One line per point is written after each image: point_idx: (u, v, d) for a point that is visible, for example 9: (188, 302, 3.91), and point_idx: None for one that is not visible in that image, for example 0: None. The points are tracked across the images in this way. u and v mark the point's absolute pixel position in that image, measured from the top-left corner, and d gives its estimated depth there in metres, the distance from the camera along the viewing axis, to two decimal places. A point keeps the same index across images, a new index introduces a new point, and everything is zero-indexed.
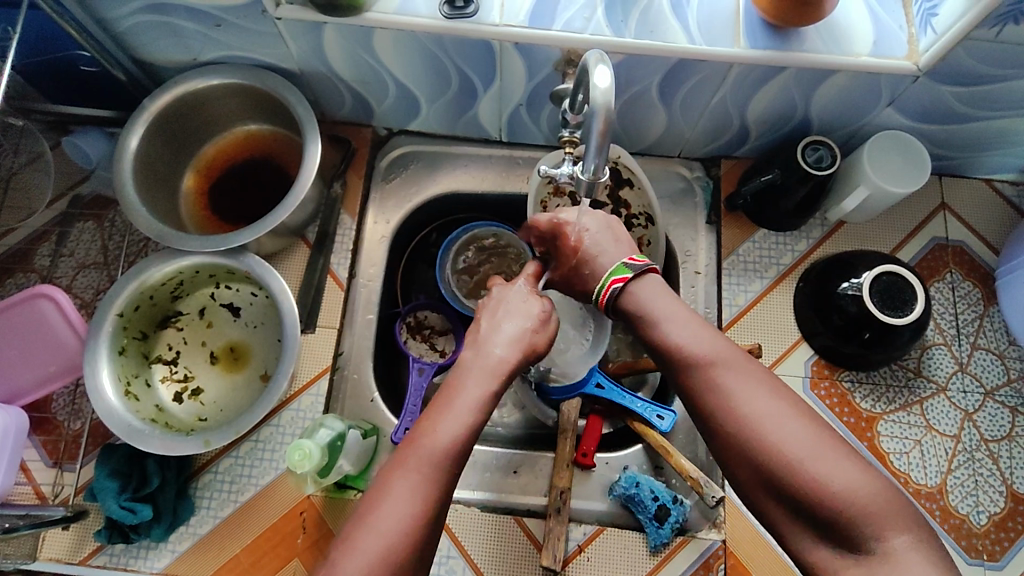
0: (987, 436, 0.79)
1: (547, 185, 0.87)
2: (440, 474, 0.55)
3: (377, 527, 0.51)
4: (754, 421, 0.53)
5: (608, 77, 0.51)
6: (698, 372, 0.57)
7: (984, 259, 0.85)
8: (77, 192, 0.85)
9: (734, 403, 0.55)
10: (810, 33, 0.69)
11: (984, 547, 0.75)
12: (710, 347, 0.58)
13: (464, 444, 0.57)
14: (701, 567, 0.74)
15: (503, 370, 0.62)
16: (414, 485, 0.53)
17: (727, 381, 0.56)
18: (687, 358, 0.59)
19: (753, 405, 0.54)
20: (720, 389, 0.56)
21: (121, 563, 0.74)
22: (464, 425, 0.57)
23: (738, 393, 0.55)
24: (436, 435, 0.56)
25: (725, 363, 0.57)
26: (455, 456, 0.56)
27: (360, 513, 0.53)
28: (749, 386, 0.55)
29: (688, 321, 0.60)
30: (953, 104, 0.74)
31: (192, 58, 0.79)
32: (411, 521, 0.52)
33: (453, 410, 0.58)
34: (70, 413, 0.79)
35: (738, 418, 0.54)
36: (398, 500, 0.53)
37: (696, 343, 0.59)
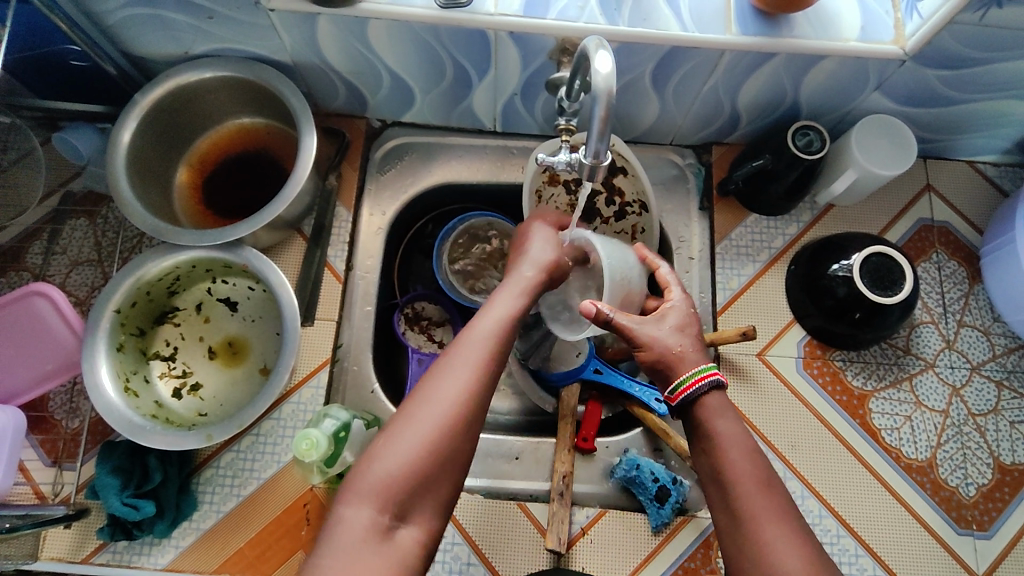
0: (974, 410, 0.81)
1: (542, 175, 0.88)
2: (494, 358, 0.56)
3: (431, 401, 0.53)
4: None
5: (609, 62, 0.52)
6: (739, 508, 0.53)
7: (968, 239, 0.87)
8: (68, 189, 0.84)
9: (767, 548, 0.50)
10: (799, 19, 0.71)
11: (973, 518, 0.77)
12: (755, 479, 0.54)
13: (506, 330, 0.59)
14: (702, 546, 0.75)
15: (529, 286, 0.65)
16: (467, 361, 0.55)
17: (768, 534, 0.51)
18: (730, 495, 0.54)
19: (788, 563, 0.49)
20: (759, 535, 0.51)
21: (124, 560, 0.74)
22: (507, 313, 0.60)
23: (778, 546, 0.50)
24: (482, 322, 0.59)
25: (764, 504, 0.52)
26: (503, 342, 0.58)
27: (418, 387, 0.54)
28: (786, 540, 0.50)
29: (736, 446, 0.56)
30: (938, 87, 0.76)
31: (183, 51, 0.78)
32: (461, 395, 0.53)
33: (503, 302, 0.62)
34: (67, 412, 0.78)
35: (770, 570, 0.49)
36: (454, 370, 0.54)
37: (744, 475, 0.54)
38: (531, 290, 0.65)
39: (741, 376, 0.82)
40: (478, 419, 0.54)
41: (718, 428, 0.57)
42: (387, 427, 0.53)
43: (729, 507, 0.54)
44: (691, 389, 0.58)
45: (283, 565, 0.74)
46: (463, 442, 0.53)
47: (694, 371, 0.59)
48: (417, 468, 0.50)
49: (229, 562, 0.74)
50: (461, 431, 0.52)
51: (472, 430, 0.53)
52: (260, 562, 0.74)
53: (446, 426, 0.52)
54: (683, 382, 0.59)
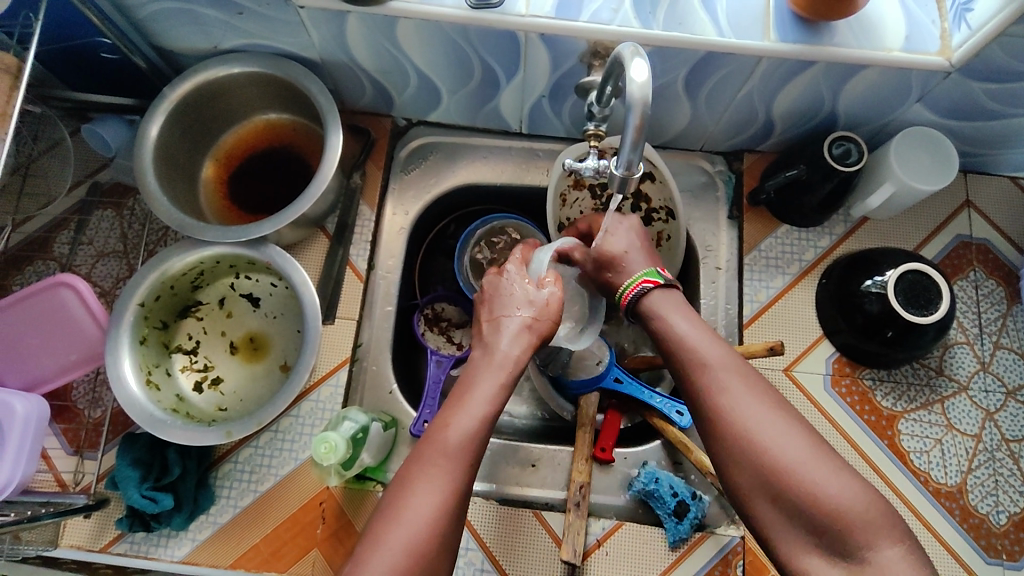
0: (1008, 436, 0.78)
1: (567, 179, 0.87)
2: (465, 473, 0.56)
3: (405, 521, 0.52)
4: (732, 407, 0.56)
5: (646, 71, 0.50)
6: (703, 381, 0.58)
7: (1008, 258, 0.84)
8: (95, 179, 0.85)
9: (733, 404, 0.56)
10: (841, 27, 0.68)
11: (1002, 547, 0.75)
12: (716, 355, 0.59)
13: (480, 438, 0.58)
14: (720, 563, 0.74)
15: (511, 371, 0.63)
16: (440, 476, 0.55)
17: (730, 386, 0.57)
18: (692, 364, 0.60)
19: (750, 416, 0.54)
20: (721, 396, 0.57)
21: (142, 551, 0.74)
22: (483, 415, 0.59)
23: (739, 401, 0.56)
24: (453, 428, 0.58)
25: (723, 369, 0.58)
26: (474, 452, 0.57)
27: (391, 506, 0.54)
28: (745, 395, 0.56)
29: (697, 334, 0.62)
30: (984, 101, 0.73)
31: (213, 46, 0.78)
32: (434, 517, 0.53)
33: (481, 403, 0.60)
34: (89, 402, 0.79)
35: (735, 425, 0.55)
36: (427, 490, 0.54)
37: (705, 346, 0.60)
38: (510, 381, 0.63)
39: None
40: (450, 542, 0.54)
41: (669, 314, 0.65)
42: (367, 540, 0.52)
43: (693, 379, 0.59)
44: (634, 292, 0.68)
45: (298, 563, 0.74)
46: (439, 562, 0.53)
47: (635, 278, 0.69)
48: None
49: (244, 557, 0.74)
50: (437, 547, 0.52)
51: (446, 549, 0.53)
52: (275, 559, 0.74)
53: (418, 551, 0.51)
54: (633, 283, 0.69)
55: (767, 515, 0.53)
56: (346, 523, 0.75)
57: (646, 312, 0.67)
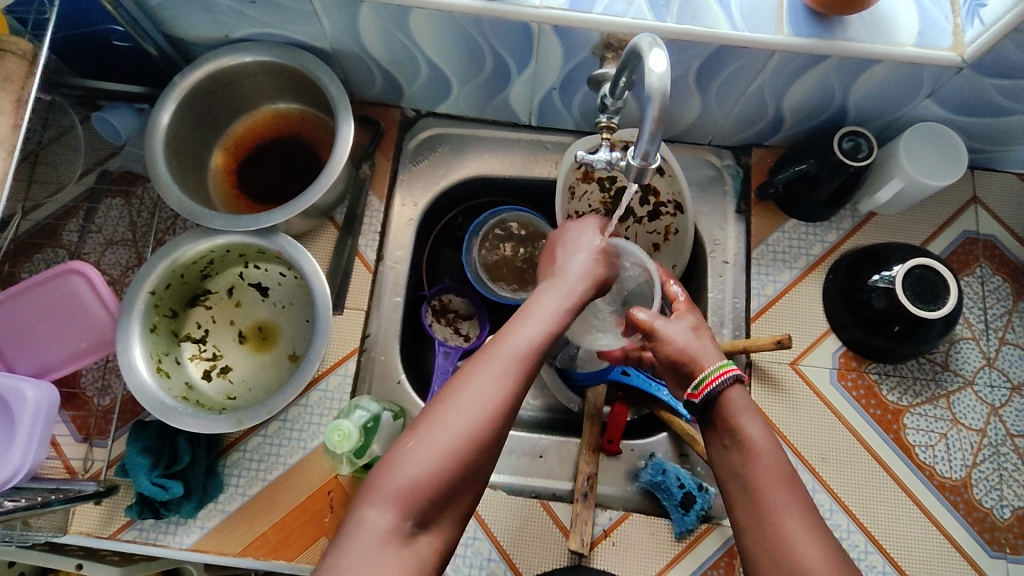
0: (1012, 431, 0.79)
1: (576, 171, 0.87)
2: (527, 364, 0.54)
3: (462, 402, 0.51)
4: (785, 535, 0.50)
5: (664, 61, 0.50)
6: (765, 499, 0.52)
7: (1014, 254, 0.85)
8: (104, 167, 0.85)
9: (787, 534, 0.50)
10: (854, 21, 0.68)
11: (1006, 541, 0.75)
12: (782, 473, 0.53)
13: (543, 338, 0.56)
14: (726, 555, 0.74)
15: (574, 296, 0.62)
16: (504, 362, 0.53)
17: (786, 520, 0.51)
18: (747, 484, 0.54)
19: (804, 551, 0.49)
20: (783, 523, 0.51)
21: (150, 538, 0.75)
22: (550, 324, 0.58)
23: (801, 539, 0.49)
24: (513, 330, 0.56)
25: (787, 492, 0.52)
26: (540, 343, 0.56)
27: (452, 384, 0.52)
28: (808, 534, 0.50)
29: (765, 444, 0.55)
30: (995, 97, 0.73)
31: (224, 34, 0.78)
32: (492, 406, 0.51)
33: (549, 311, 0.59)
34: (99, 390, 0.79)
35: (795, 559, 0.49)
36: (489, 371, 0.52)
37: (763, 460, 0.54)
38: (575, 297, 0.62)
39: (772, 384, 0.80)
40: (503, 431, 0.51)
41: (734, 416, 0.57)
42: (416, 425, 0.51)
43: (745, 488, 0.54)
44: (716, 385, 0.58)
45: (305, 552, 0.74)
46: (487, 459, 0.51)
47: (716, 367, 0.58)
48: (439, 476, 0.48)
49: (253, 545, 0.74)
50: (483, 446, 0.50)
51: (497, 440, 0.51)
52: (283, 548, 0.74)
53: (470, 434, 0.50)
54: (710, 374, 0.58)
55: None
56: None
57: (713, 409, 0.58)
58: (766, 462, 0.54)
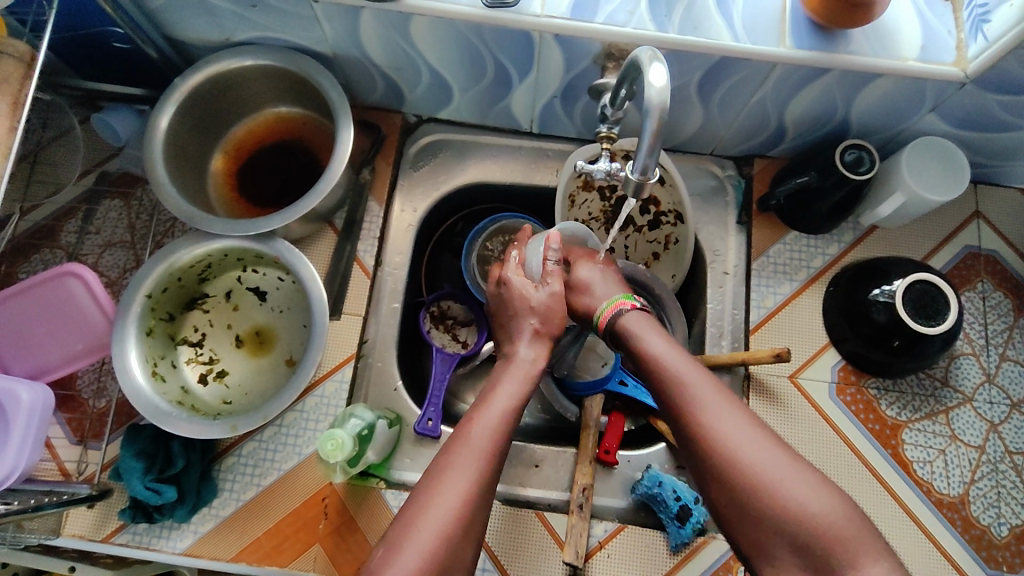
0: (1011, 448, 0.78)
1: (576, 180, 0.87)
2: (495, 454, 0.57)
3: (440, 500, 0.53)
4: (708, 424, 0.55)
5: (664, 75, 0.50)
6: (680, 398, 0.57)
7: (1016, 270, 0.84)
8: (104, 169, 0.85)
9: (709, 421, 0.55)
10: (856, 34, 0.68)
11: (1004, 559, 0.75)
12: (699, 378, 0.58)
13: (504, 432, 0.59)
14: (721, 568, 0.74)
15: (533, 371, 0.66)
16: (471, 460, 0.56)
17: (706, 405, 0.56)
18: (672, 385, 0.58)
19: (727, 429, 0.54)
20: (699, 411, 0.56)
21: (143, 542, 0.75)
22: (508, 412, 0.60)
23: (721, 422, 0.55)
24: (483, 416, 0.59)
25: (706, 390, 0.57)
26: (502, 439, 0.59)
27: (428, 482, 0.55)
28: (727, 413, 0.55)
29: (677, 357, 0.60)
30: (997, 113, 0.72)
31: (225, 38, 0.78)
32: (463, 508, 0.53)
33: (506, 402, 0.61)
34: (94, 392, 0.79)
35: (717, 439, 0.54)
36: (460, 469, 0.55)
37: (682, 368, 0.59)
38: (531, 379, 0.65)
39: (771, 397, 0.80)
40: (478, 524, 0.54)
41: (644, 330, 0.63)
42: (393, 533, 0.53)
43: (673, 397, 0.58)
44: (611, 316, 0.66)
45: (299, 558, 0.74)
46: (468, 546, 0.53)
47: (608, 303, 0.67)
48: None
49: (246, 551, 0.74)
50: (462, 535, 0.53)
51: (475, 529, 0.54)
52: (276, 554, 0.74)
53: (446, 541, 0.52)
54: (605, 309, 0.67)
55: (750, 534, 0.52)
56: (348, 519, 0.75)
57: (620, 333, 0.65)
58: (682, 359, 0.60)
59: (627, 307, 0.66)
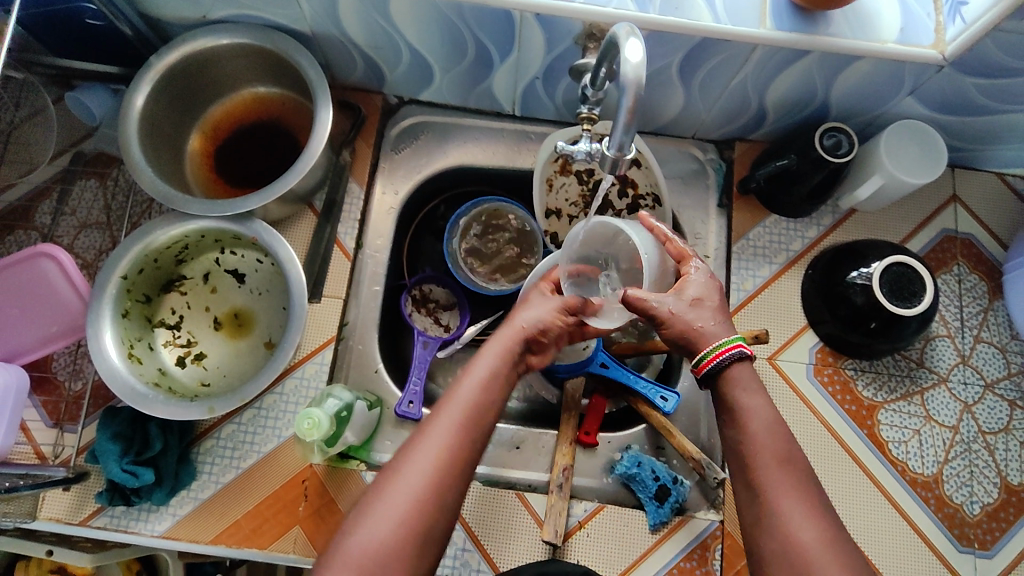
0: (985, 428, 0.80)
1: (553, 164, 0.87)
2: (468, 437, 0.54)
3: (394, 492, 0.50)
4: (784, 522, 0.50)
5: (640, 51, 0.49)
6: (758, 478, 0.52)
7: (992, 253, 0.85)
8: (79, 149, 0.83)
9: (787, 520, 0.50)
10: (837, 17, 0.68)
11: (975, 536, 0.76)
12: (784, 461, 0.52)
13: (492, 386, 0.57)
14: (698, 547, 0.75)
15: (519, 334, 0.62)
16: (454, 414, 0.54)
17: (789, 503, 0.50)
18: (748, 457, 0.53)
19: (806, 534, 0.48)
20: (773, 499, 0.51)
21: (121, 525, 0.74)
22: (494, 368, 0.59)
23: (796, 520, 0.49)
24: (460, 393, 0.56)
25: (789, 485, 0.51)
26: (490, 392, 0.57)
27: (391, 466, 0.52)
28: (805, 513, 0.50)
29: (765, 428, 0.54)
30: (975, 96, 0.73)
31: (201, 15, 0.76)
32: (437, 471, 0.51)
33: (492, 367, 0.58)
34: (70, 374, 0.78)
35: (790, 542, 0.49)
36: (426, 453, 0.52)
37: (769, 447, 0.53)
38: (519, 343, 0.62)
39: None
40: (447, 511, 0.51)
41: (736, 388, 0.57)
42: (374, 487, 0.51)
43: (748, 481, 0.53)
44: (716, 362, 0.57)
45: (278, 540, 0.74)
46: (431, 538, 0.50)
47: (720, 343, 0.58)
48: (397, 545, 0.48)
49: (226, 533, 0.74)
50: (428, 524, 0.50)
51: (442, 523, 0.50)
52: (255, 536, 0.74)
53: (414, 518, 0.49)
54: (711, 352, 0.58)
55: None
56: (329, 501, 0.75)
57: (722, 382, 0.57)
58: (768, 436, 0.54)
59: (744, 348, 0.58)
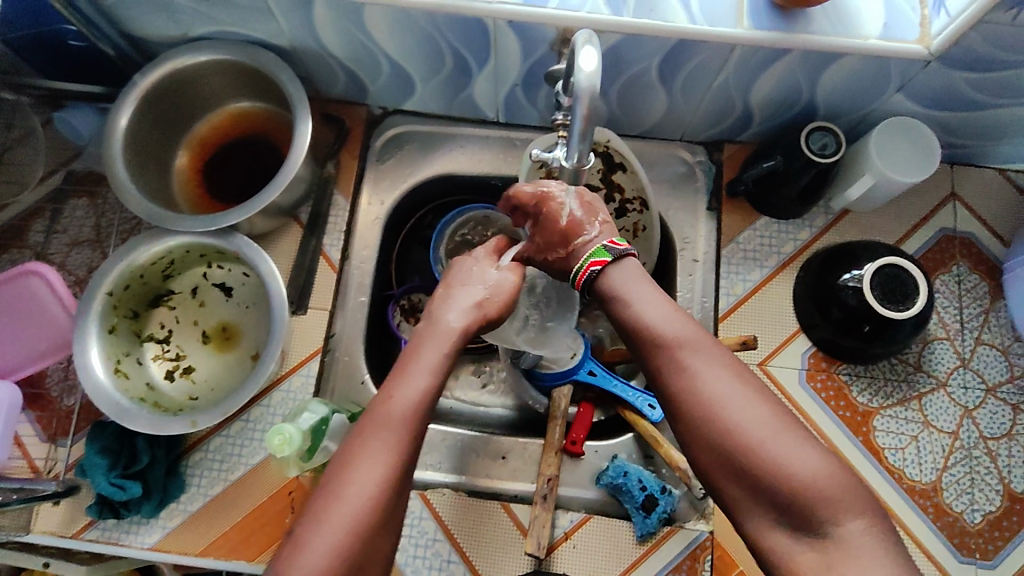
0: (986, 434, 0.77)
1: (539, 170, 0.84)
2: (409, 441, 0.55)
3: (347, 494, 0.51)
4: (694, 385, 0.54)
5: (595, 59, 0.49)
6: (670, 357, 0.56)
7: (993, 252, 0.82)
8: (70, 168, 0.85)
9: (696, 379, 0.54)
10: (817, 14, 0.66)
11: (976, 546, 0.74)
12: (679, 334, 0.56)
13: (422, 411, 0.57)
14: (687, 558, 0.74)
15: (457, 339, 0.63)
16: (383, 448, 0.54)
17: (693, 361, 0.54)
18: (653, 338, 0.57)
19: (713, 389, 0.53)
20: (684, 368, 0.54)
21: (113, 538, 0.75)
22: (425, 390, 0.58)
23: (705, 374, 0.54)
24: (395, 401, 0.56)
25: (696, 348, 0.55)
26: (415, 424, 0.56)
27: (332, 471, 0.53)
28: (714, 372, 0.54)
29: (662, 310, 0.59)
30: (966, 91, 0.71)
31: (182, 33, 0.77)
32: (382, 481, 0.52)
33: (426, 370, 0.59)
34: (64, 389, 0.79)
35: (701, 396, 0.53)
36: (370, 458, 0.53)
37: (669, 324, 0.57)
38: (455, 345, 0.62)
39: None
40: (393, 512, 0.53)
41: (629, 287, 0.61)
42: (321, 490, 0.53)
43: (661, 358, 0.56)
44: (585, 278, 0.63)
45: (265, 553, 0.74)
46: (379, 538, 0.52)
47: (583, 261, 0.63)
48: (352, 548, 0.50)
49: (214, 545, 0.74)
50: (377, 522, 0.51)
51: (389, 525, 0.53)
52: (243, 548, 0.74)
53: (362, 521, 0.51)
54: (582, 266, 0.63)
55: (733, 491, 0.51)
56: None
57: (606, 288, 0.62)
58: (666, 315, 0.58)
59: (604, 264, 0.62)
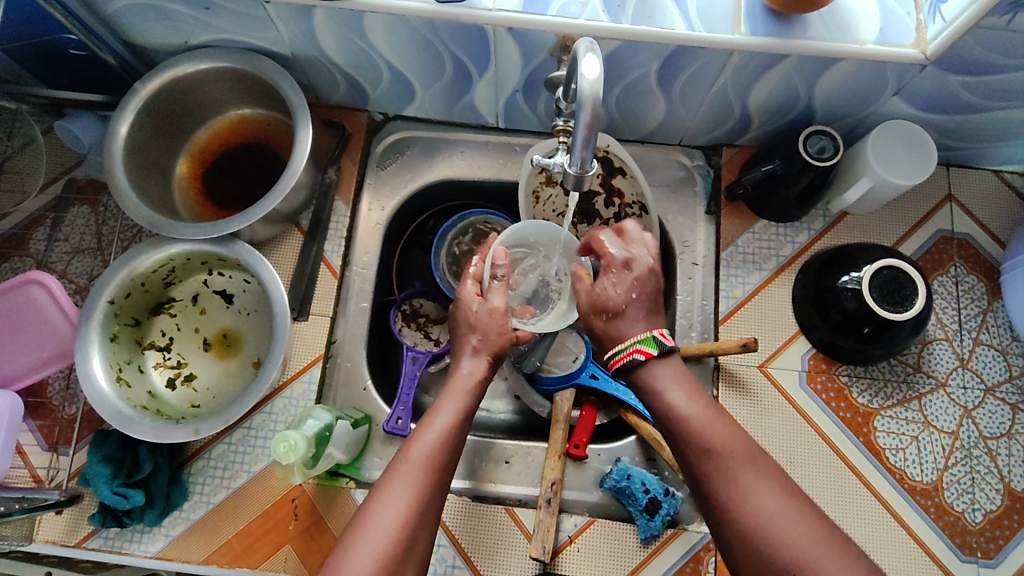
0: (986, 433, 0.78)
1: (539, 175, 0.86)
2: (431, 481, 0.58)
3: (370, 531, 0.54)
4: (739, 496, 0.54)
5: (597, 66, 0.49)
6: (714, 467, 0.56)
7: (990, 252, 0.83)
8: (71, 176, 0.85)
9: (743, 493, 0.54)
10: (814, 20, 0.67)
11: (978, 545, 0.74)
12: (727, 442, 0.57)
13: (443, 454, 0.60)
14: (691, 560, 0.74)
15: (472, 384, 0.67)
16: (408, 486, 0.57)
17: (739, 473, 0.55)
18: (701, 448, 0.58)
19: (758, 505, 0.53)
20: (735, 481, 0.55)
21: (115, 546, 0.75)
22: (445, 433, 0.61)
23: (755, 492, 0.54)
24: (418, 446, 0.60)
25: (741, 462, 0.56)
26: (437, 466, 0.59)
27: (363, 511, 0.56)
28: (760, 486, 0.54)
29: (705, 418, 0.59)
30: (962, 94, 0.71)
31: (183, 41, 0.78)
32: (404, 516, 0.55)
33: (449, 414, 0.63)
34: (65, 398, 0.79)
35: (750, 514, 0.53)
36: (394, 496, 0.56)
37: (714, 432, 0.58)
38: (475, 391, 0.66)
39: (740, 387, 0.79)
40: (415, 548, 0.55)
41: (670, 391, 0.62)
42: (351, 531, 0.55)
43: (705, 469, 0.57)
44: (626, 361, 0.64)
45: (269, 560, 0.74)
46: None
47: (624, 347, 0.65)
48: None
49: (218, 553, 0.74)
50: (402, 560, 0.54)
51: (411, 557, 0.55)
52: (246, 556, 0.74)
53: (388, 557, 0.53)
54: (622, 352, 0.65)
55: None
56: (318, 519, 0.75)
57: (638, 381, 0.64)
58: (709, 422, 0.59)
59: (650, 354, 0.63)
